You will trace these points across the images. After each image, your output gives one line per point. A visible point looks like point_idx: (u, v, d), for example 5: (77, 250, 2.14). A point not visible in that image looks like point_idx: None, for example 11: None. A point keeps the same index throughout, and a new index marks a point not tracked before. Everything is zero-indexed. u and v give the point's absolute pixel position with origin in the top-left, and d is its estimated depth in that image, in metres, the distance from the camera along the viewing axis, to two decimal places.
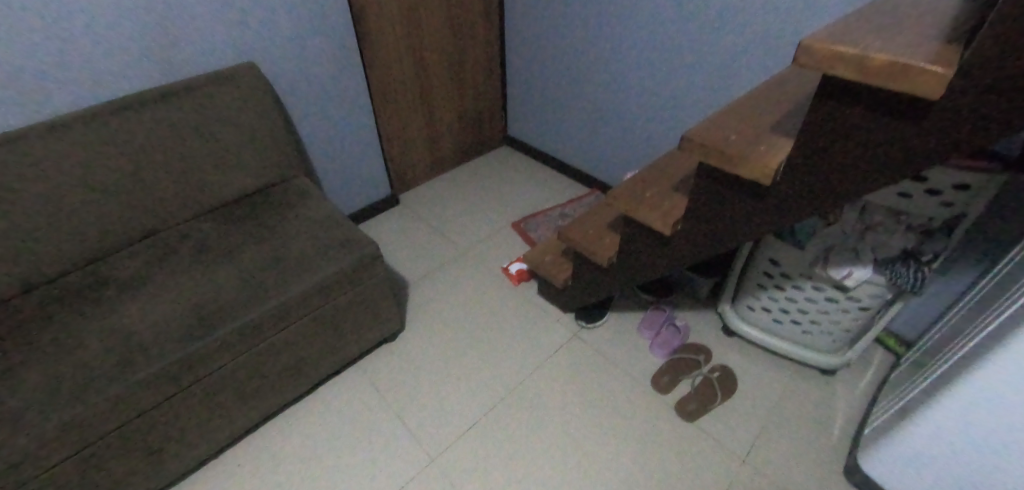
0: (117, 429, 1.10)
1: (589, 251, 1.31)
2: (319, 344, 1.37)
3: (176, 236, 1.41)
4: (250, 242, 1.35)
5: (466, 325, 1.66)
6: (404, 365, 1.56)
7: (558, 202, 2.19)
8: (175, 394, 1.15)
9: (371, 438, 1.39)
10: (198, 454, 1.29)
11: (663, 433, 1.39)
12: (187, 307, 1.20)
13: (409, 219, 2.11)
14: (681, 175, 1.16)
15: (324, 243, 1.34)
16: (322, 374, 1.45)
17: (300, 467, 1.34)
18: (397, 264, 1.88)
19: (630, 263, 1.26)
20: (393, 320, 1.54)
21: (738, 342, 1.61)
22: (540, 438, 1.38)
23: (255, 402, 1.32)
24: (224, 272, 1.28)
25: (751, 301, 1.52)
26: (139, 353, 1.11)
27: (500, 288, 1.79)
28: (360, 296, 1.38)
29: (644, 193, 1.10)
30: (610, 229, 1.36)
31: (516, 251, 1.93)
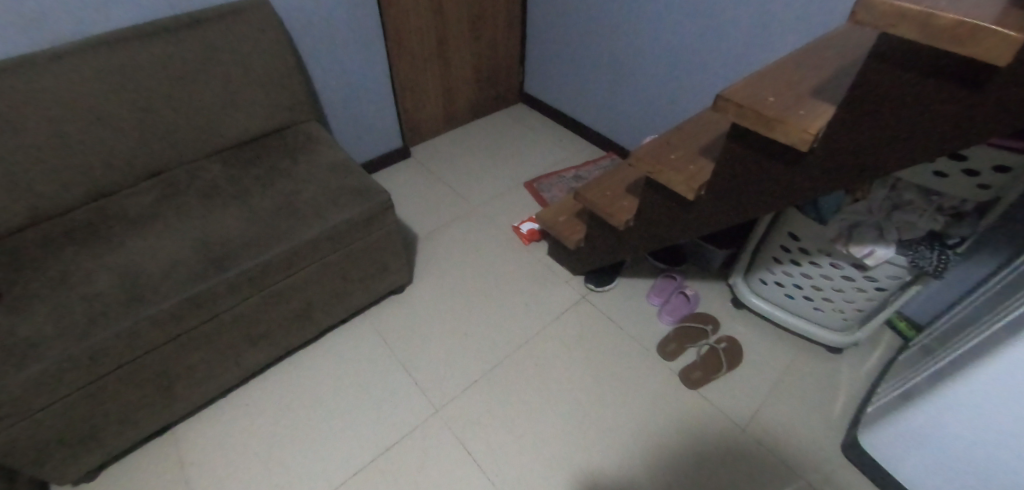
0: (129, 363, 1.12)
1: (605, 212, 1.27)
2: (326, 291, 1.36)
3: (185, 175, 1.38)
4: (260, 184, 1.33)
5: (474, 282, 1.65)
6: (412, 316, 1.56)
7: (573, 163, 2.14)
8: (185, 332, 1.16)
9: (377, 386, 1.41)
10: (208, 391, 1.31)
11: (666, 399, 1.40)
12: (196, 247, 1.19)
13: (420, 172, 2.07)
14: (708, 138, 1.11)
15: (336, 190, 1.31)
16: (331, 320, 1.46)
17: (307, 408, 1.37)
18: (407, 217, 1.86)
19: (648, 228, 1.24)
20: (402, 272, 1.53)
21: (747, 314, 1.60)
22: (543, 397, 1.40)
23: (264, 344, 1.34)
24: (234, 213, 1.26)
25: (765, 275, 1.49)
26: (148, 290, 1.11)
27: (509, 247, 1.77)
28: (370, 246, 1.37)
29: (670, 155, 1.06)
30: (629, 191, 1.32)
31: (527, 211, 1.90)
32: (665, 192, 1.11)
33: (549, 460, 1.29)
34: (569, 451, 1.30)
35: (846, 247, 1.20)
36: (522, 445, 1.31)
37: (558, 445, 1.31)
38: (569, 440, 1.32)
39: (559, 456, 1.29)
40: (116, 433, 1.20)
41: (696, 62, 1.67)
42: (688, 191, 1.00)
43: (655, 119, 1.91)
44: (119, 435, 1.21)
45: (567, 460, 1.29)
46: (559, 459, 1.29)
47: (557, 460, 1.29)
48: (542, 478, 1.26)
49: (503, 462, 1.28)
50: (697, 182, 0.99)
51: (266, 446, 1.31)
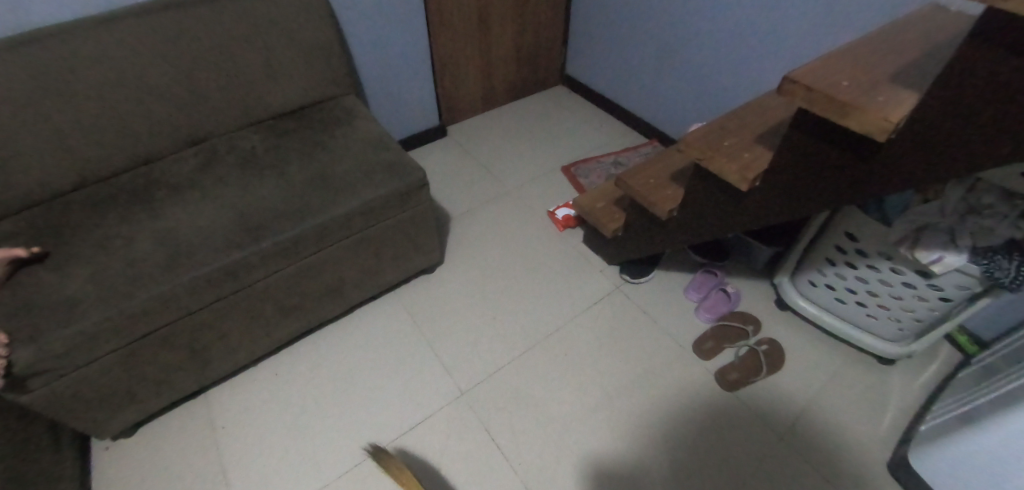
0: (165, 327, 1.14)
1: (647, 200, 1.21)
2: (358, 267, 1.36)
3: (225, 144, 1.39)
4: (295, 156, 1.32)
5: (505, 266, 1.62)
6: (441, 297, 1.54)
7: (613, 149, 2.06)
8: (219, 300, 1.17)
9: (404, 364, 1.41)
10: (240, 359, 1.33)
11: (699, 399, 1.34)
12: (232, 216, 1.19)
13: (456, 152, 2.04)
14: (766, 125, 1.03)
15: (372, 165, 1.30)
16: (362, 296, 1.45)
17: (333, 382, 1.38)
18: (441, 196, 1.84)
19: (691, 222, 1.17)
20: (433, 251, 1.51)
21: (791, 317, 1.51)
22: (571, 387, 1.36)
23: (295, 316, 1.34)
24: (270, 184, 1.26)
25: (814, 276, 1.40)
26: (185, 256, 1.12)
27: (543, 232, 1.72)
28: (403, 224, 1.35)
29: (723, 142, 0.98)
30: (674, 180, 1.25)
31: (563, 196, 1.84)
32: (715, 181, 1.04)
33: (575, 452, 1.25)
34: (596, 445, 1.26)
35: (910, 251, 1.10)
36: (547, 435, 1.28)
37: (585, 438, 1.27)
38: (596, 433, 1.28)
39: (585, 449, 1.25)
40: (152, 394, 1.23)
41: (756, 46, 1.57)
42: (741, 181, 0.92)
43: (706, 105, 1.82)
44: (155, 396, 1.24)
45: (593, 453, 1.25)
46: (585, 452, 1.25)
47: (583, 453, 1.25)
48: (568, 469, 1.23)
49: (527, 450, 1.25)
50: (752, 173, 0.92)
51: (294, 416, 1.32)
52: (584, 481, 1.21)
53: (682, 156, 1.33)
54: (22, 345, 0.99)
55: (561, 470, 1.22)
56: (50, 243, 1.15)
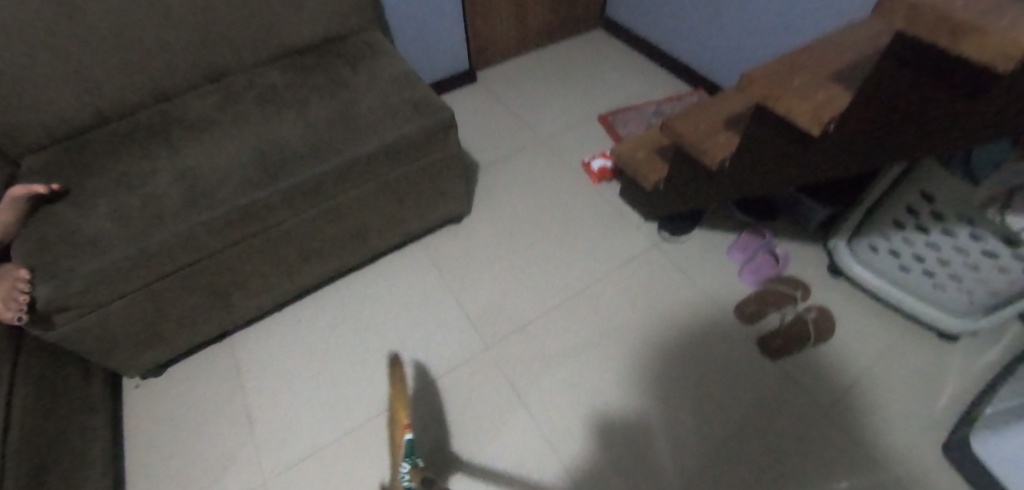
0: (186, 268, 1.11)
1: (696, 148, 1.10)
2: (381, 213, 1.29)
3: (244, 81, 1.32)
4: (316, 94, 1.24)
5: (535, 219, 1.54)
6: (467, 249, 1.48)
7: (655, 97, 1.91)
8: (238, 243, 1.13)
9: (428, 316, 1.36)
10: (262, 304, 1.31)
11: (738, 366, 1.25)
12: (250, 155, 1.13)
13: (486, 98, 1.92)
14: (846, 62, 0.89)
15: (395, 103, 1.21)
16: (386, 244, 1.40)
17: (356, 331, 1.35)
18: (469, 144, 1.74)
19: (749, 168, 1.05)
20: (460, 200, 1.43)
21: (844, 283, 1.39)
22: (601, 347, 1.29)
23: (318, 262, 1.30)
24: (290, 122, 1.19)
25: (876, 241, 1.27)
26: (202, 195, 1.07)
27: (576, 184, 1.62)
28: (428, 168, 1.27)
29: (789, 81, 0.86)
30: (728, 126, 1.13)
31: (598, 147, 1.72)
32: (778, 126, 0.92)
33: (604, 411, 1.20)
34: (626, 404, 1.21)
35: None
36: (576, 391, 1.23)
37: (615, 397, 1.22)
38: (627, 393, 1.22)
39: (616, 409, 1.20)
40: (177, 335, 1.22)
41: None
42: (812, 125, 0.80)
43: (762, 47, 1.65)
44: (180, 337, 1.24)
45: (623, 413, 1.20)
46: (615, 412, 1.20)
47: (613, 412, 1.20)
48: (596, 428, 1.18)
49: (555, 407, 1.21)
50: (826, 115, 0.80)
51: (318, 361, 1.31)
52: (613, 441, 1.16)
53: (737, 102, 1.20)
54: (43, 281, 0.98)
55: (590, 428, 1.18)
56: (71, 180, 1.13)
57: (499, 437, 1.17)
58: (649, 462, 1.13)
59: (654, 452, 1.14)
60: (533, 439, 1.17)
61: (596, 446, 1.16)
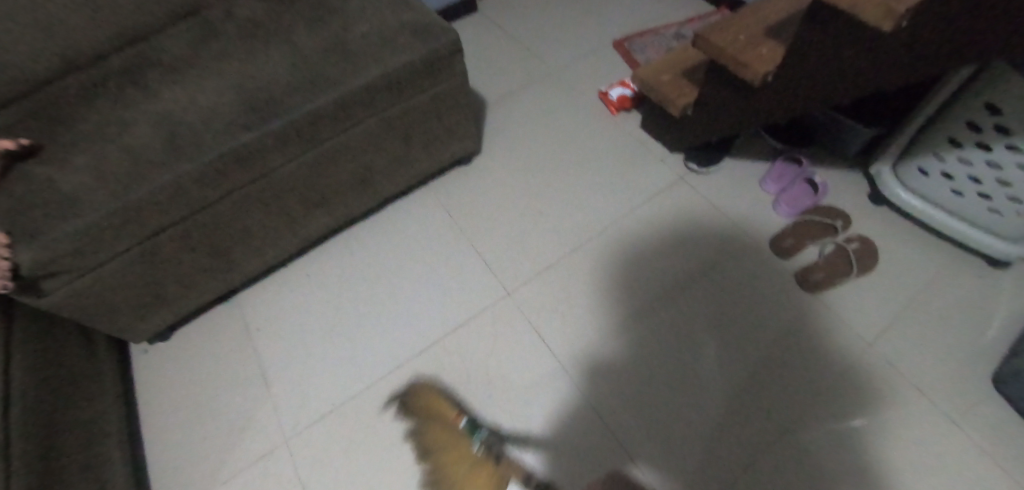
0: (179, 223, 1.02)
1: (735, 61, 0.98)
2: (386, 154, 1.18)
3: (221, 13, 1.17)
4: (303, 22, 1.10)
5: (550, 157, 1.42)
6: (480, 192, 1.38)
7: (674, 17, 1.73)
8: (232, 193, 1.03)
9: (442, 265, 1.28)
10: (266, 260, 1.23)
11: (776, 302, 1.18)
12: (235, 94, 1.01)
13: (489, 27, 1.75)
14: None
15: (391, 28, 1.07)
16: (393, 190, 1.30)
17: (368, 284, 1.27)
18: (473, 79, 1.60)
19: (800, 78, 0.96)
20: (470, 138, 1.32)
21: (886, 211, 1.29)
22: (630, 290, 1.21)
23: (321, 212, 1.21)
24: (276, 55, 1.06)
25: (927, 163, 1.17)
26: (187, 141, 0.97)
27: (592, 118, 1.49)
28: (432, 102, 1.15)
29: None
30: (770, 35, 1.00)
31: (614, 77, 1.58)
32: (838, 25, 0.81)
33: (635, 351, 1.15)
34: (657, 343, 1.15)
35: None
36: (607, 331, 1.17)
37: (644, 337, 1.16)
38: (659, 332, 1.17)
39: (646, 348, 1.15)
40: (179, 296, 1.16)
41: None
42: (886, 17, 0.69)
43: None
44: (182, 298, 1.17)
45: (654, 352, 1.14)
46: (646, 352, 1.14)
47: (644, 351, 1.14)
48: (627, 369, 1.13)
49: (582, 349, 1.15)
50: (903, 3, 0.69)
51: (330, 317, 1.24)
52: (645, 381, 1.11)
53: (779, 5, 1.06)
54: (23, 244, 0.89)
55: (620, 370, 1.12)
56: (42, 133, 1.02)
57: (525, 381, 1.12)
58: (683, 401, 1.08)
59: (688, 391, 1.09)
60: (559, 384, 1.11)
61: (626, 387, 1.11)
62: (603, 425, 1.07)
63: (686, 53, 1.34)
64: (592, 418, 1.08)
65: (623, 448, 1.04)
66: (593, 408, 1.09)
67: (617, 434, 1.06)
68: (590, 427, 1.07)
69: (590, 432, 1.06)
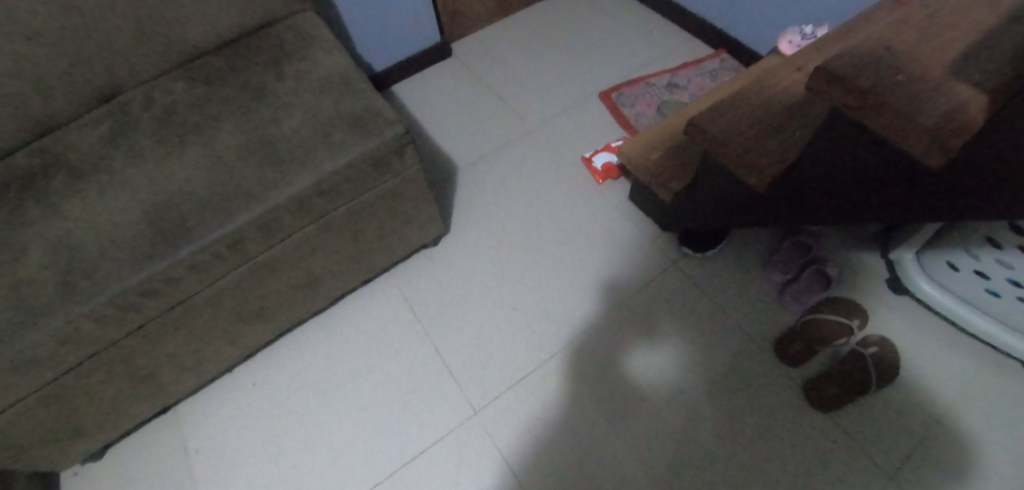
0: (90, 359, 0.87)
1: (735, 159, 0.82)
2: (332, 257, 1.04)
3: (142, 98, 1.02)
4: (228, 115, 0.94)
5: (527, 237, 1.27)
6: (450, 281, 1.23)
7: (667, 61, 1.56)
8: (150, 323, 0.89)
9: (403, 373, 1.14)
10: (204, 374, 1.08)
11: (783, 421, 1.03)
12: (145, 211, 0.86)
13: (462, 77, 1.58)
14: (947, 60, 0.63)
15: (328, 122, 0.91)
16: (347, 287, 1.15)
17: (319, 395, 1.13)
18: (444, 141, 1.44)
19: (807, 187, 0.80)
20: (434, 223, 1.17)
21: (908, 303, 1.13)
22: (614, 405, 1.07)
23: (261, 322, 1.06)
24: (195, 159, 0.90)
25: (959, 259, 1.02)
26: (86, 275, 0.81)
27: (575, 188, 1.33)
28: (380, 200, 0.99)
29: (897, 71, 0.62)
30: (781, 126, 0.84)
31: (600, 137, 1.41)
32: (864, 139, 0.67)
33: (613, 357, 1.12)
34: (634, 347, 1.13)
35: None
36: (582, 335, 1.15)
37: (620, 341, 1.14)
38: (634, 335, 1.14)
39: (624, 354, 1.12)
40: (102, 426, 1.01)
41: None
42: (950, 134, 0.57)
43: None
44: (110, 423, 1.02)
45: (633, 356, 1.12)
46: (622, 355, 1.12)
47: (621, 361, 1.11)
48: (601, 376, 1.10)
49: (554, 349, 1.14)
50: (960, 123, 0.57)
51: (276, 436, 1.10)
52: (625, 391, 1.09)
53: (785, 88, 0.89)
54: None
55: (593, 376, 1.10)
56: None
57: (497, 390, 1.10)
58: (679, 459, 1.02)
59: (671, 401, 1.07)
60: (530, 387, 1.10)
61: (602, 396, 1.08)
62: (583, 434, 1.05)
63: (675, 124, 1.17)
64: (568, 429, 1.06)
65: (604, 460, 1.02)
66: (573, 414, 1.07)
67: (597, 445, 1.04)
68: (566, 439, 1.05)
69: (570, 440, 1.04)
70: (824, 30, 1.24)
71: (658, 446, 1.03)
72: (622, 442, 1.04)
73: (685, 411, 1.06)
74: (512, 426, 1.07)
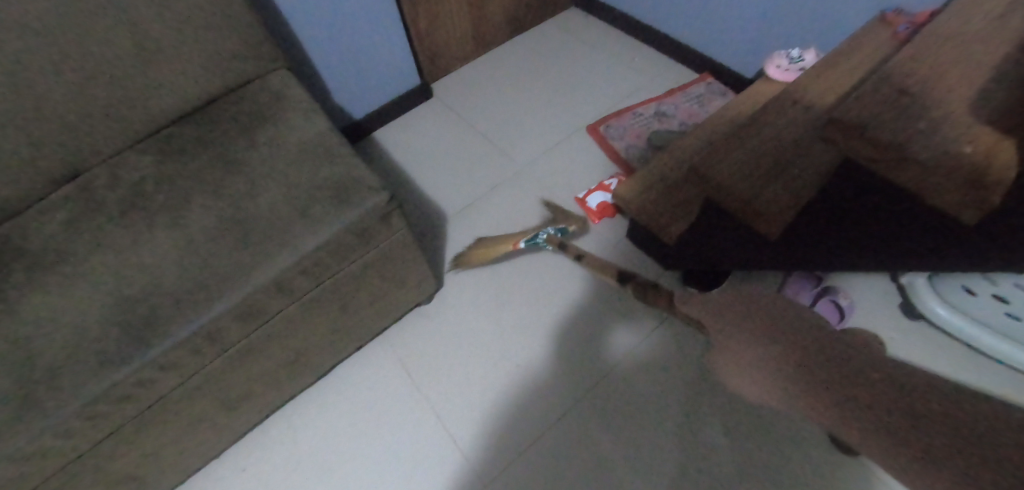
0: (55, 473, 0.79)
1: (742, 204, 0.78)
2: (320, 330, 0.97)
3: (106, 175, 0.95)
4: (200, 191, 0.88)
5: (525, 285, 1.21)
6: (448, 337, 1.16)
7: (651, 89, 1.53)
8: (125, 425, 0.81)
9: (403, 444, 1.05)
10: (187, 467, 0.99)
11: (813, 468, 0.96)
12: (113, 305, 0.79)
13: (445, 118, 1.54)
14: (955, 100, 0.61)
15: (306, 191, 0.85)
16: (339, 355, 1.08)
17: (314, 476, 1.04)
18: (431, 188, 1.38)
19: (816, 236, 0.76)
20: (427, 280, 1.10)
21: (924, 328, 1.09)
22: (635, 464, 1.00)
23: (248, 404, 0.98)
24: (166, 243, 0.84)
25: (975, 282, 0.98)
26: (45, 383, 0.73)
27: (570, 229, 1.28)
28: (367, 267, 0.93)
29: (925, 120, 0.59)
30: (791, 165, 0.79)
31: (591, 172, 1.37)
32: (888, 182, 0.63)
33: (594, 342, 1.13)
34: (613, 329, 1.14)
35: None
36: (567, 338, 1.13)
37: (600, 324, 1.15)
38: (613, 316, 1.16)
39: (604, 336, 1.13)
40: None
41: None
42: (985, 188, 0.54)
43: (791, 17, 1.26)
44: None
45: (612, 339, 1.13)
46: (602, 338, 1.13)
47: (602, 354, 1.11)
48: (583, 361, 1.11)
49: (539, 357, 1.12)
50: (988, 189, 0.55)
51: None
52: (644, 445, 1.01)
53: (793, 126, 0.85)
54: None
55: (575, 361, 1.11)
56: None
57: (479, 383, 1.10)
58: None
59: (650, 380, 1.08)
60: (512, 377, 1.10)
61: (584, 379, 1.09)
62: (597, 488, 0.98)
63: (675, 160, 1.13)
64: (548, 416, 1.06)
65: None
66: (557, 422, 1.05)
67: None
68: (546, 426, 1.05)
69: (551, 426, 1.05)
70: (812, 52, 1.22)
71: (639, 438, 1.02)
72: (602, 423, 1.04)
73: (679, 432, 1.02)
74: (494, 415, 1.07)
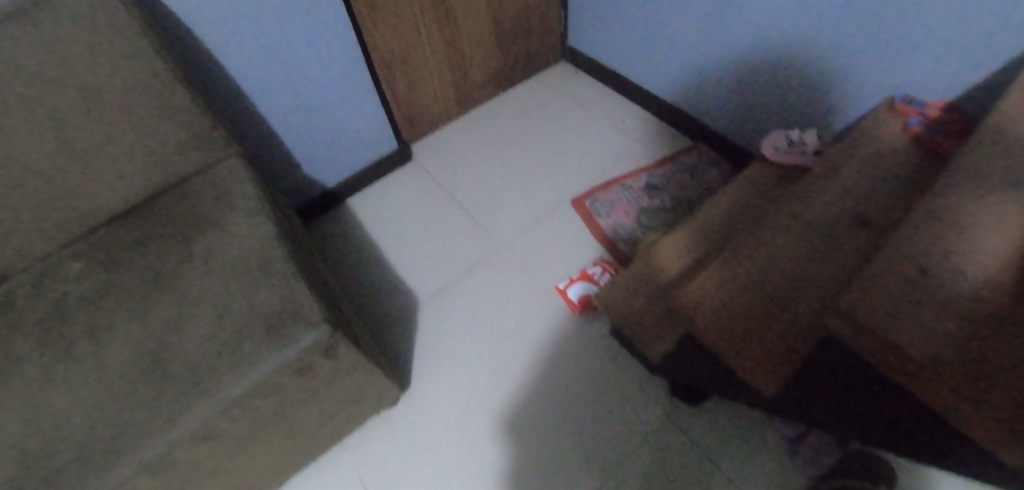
0: None
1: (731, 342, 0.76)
2: (261, 459, 0.87)
3: (26, 282, 0.85)
4: (126, 313, 0.79)
5: (503, 385, 1.11)
6: (415, 445, 1.06)
7: (643, 158, 1.44)
8: None
9: None
10: None
11: None
12: None
13: (424, 187, 1.45)
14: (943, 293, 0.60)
15: (243, 321, 0.76)
16: (288, 473, 0.98)
17: None
18: (404, 267, 1.29)
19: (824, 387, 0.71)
20: (390, 389, 1.00)
21: None
22: None
23: None
24: (78, 378, 0.73)
25: None
26: None
27: (551, 319, 1.18)
28: (312, 395, 0.83)
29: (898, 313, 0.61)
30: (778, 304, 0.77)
31: (576, 254, 1.27)
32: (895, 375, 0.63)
33: (576, 455, 1.02)
34: (597, 439, 1.04)
35: None
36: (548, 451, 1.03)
37: (583, 435, 1.04)
38: (598, 426, 1.05)
39: (587, 444, 1.03)
40: None
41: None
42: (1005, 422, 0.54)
43: (789, 94, 1.18)
44: None
45: (595, 452, 1.03)
46: (585, 449, 1.03)
47: (584, 471, 1.01)
48: (564, 478, 1.01)
49: (516, 472, 1.02)
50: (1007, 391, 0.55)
51: None
52: None
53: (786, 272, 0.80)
54: None
55: (556, 478, 1.01)
56: None
57: None
58: None
59: None
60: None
61: None
62: None
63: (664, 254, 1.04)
64: None
65: None
66: None
67: None
68: None
69: None
70: (812, 134, 1.11)
71: None
72: None
73: None
74: None
